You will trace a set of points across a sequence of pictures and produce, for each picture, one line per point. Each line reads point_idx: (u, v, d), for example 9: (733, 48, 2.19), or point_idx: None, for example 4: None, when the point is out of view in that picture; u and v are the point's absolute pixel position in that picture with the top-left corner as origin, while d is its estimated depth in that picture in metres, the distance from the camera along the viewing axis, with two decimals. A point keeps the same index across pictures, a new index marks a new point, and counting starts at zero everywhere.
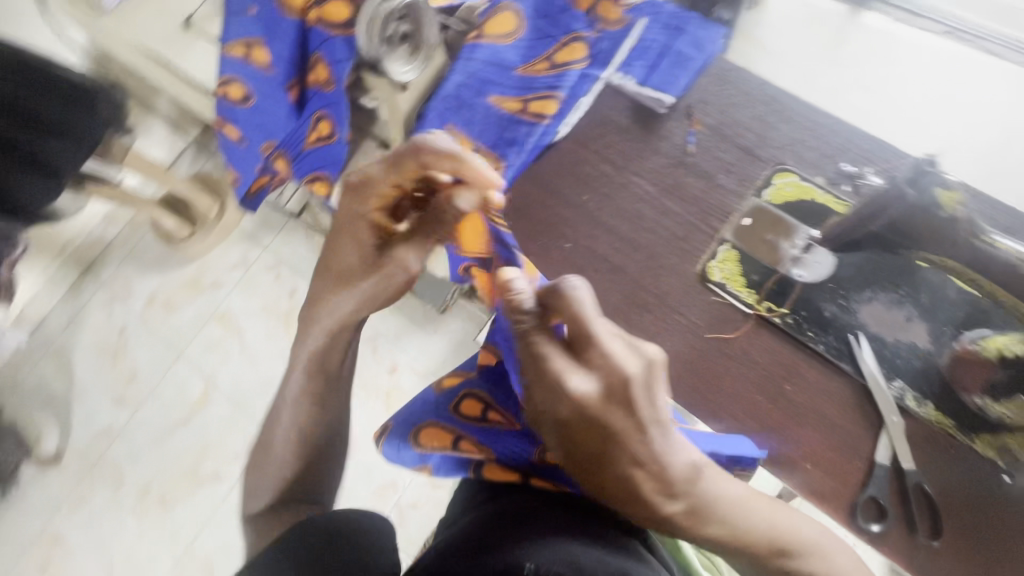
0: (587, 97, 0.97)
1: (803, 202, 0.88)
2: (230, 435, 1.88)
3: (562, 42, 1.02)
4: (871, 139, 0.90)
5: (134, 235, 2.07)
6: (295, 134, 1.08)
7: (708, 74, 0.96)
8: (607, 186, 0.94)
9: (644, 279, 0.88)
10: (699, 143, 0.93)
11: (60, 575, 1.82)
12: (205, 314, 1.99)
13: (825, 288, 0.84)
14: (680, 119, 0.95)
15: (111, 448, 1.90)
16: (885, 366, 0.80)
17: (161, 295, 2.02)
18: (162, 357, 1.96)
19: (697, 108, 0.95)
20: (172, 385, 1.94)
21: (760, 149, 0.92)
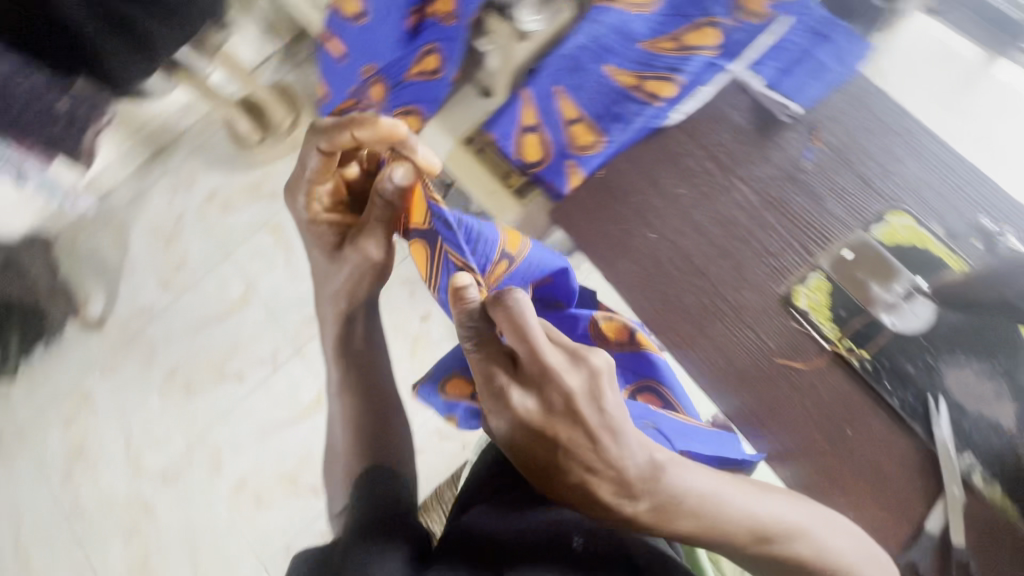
0: (710, 87, 0.91)
1: (914, 248, 0.81)
2: (259, 340, 1.93)
3: (696, 23, 0.96)
4: (1007, 198, 0.82)
5: (207, 129, 2.10)
6: (398, 62, 1.03)
7: (844, 90, 0.88)
8: (708, 185, 0.89)
9: (724, 288, 0.85)
10: (817, 162, 0.87)
11: (83, 428, 1.94)
12: (259, 222, 2.02)
13: (916, 343, 0.79)
14: (802, 132, 0.88)
15: (150, 326, 1.99)
16: (959, 439, 0.76)
17: (221, 193, 2.06)
18: (211, 253, 2.02)
19: (823, 124, 0.88)
20: (216, 281, 1.99)
21: (881, 183, 0.84)
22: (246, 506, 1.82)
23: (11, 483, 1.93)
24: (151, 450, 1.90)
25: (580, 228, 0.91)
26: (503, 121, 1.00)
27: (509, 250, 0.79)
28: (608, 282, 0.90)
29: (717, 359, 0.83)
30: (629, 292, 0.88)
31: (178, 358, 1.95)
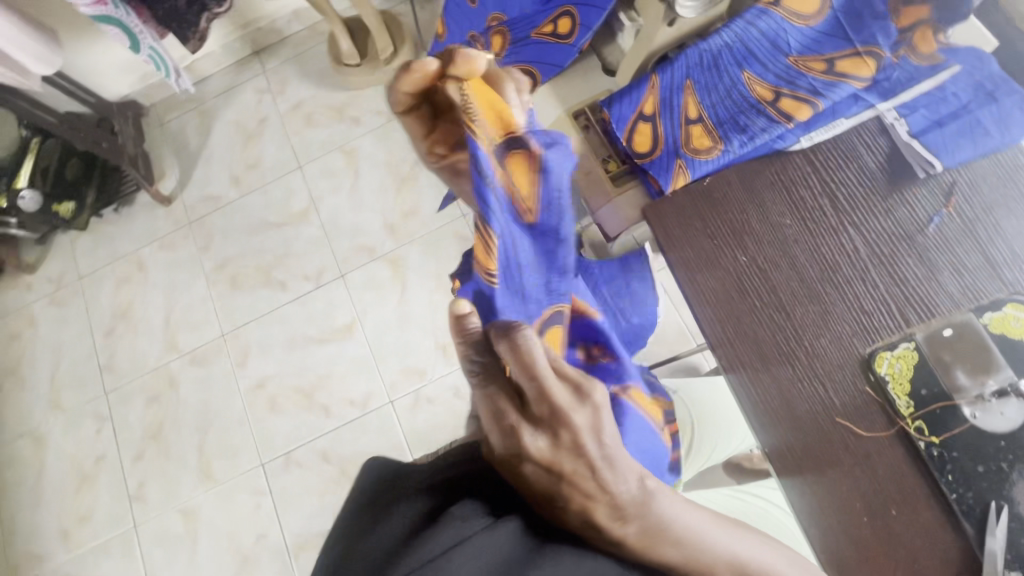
0: (847, 121, 0.86)
1: None
2: (309, 256, 1.98)
3: (855, 49, 0.91)
4: None
5: (309, 41, 2.13)
6: (528, 20, 1.12)
7: (993, 160, 0.81)
8: (816, 222, 0.84)
9: (804, 333, 0.81)
10: (941, 228, 0.81)
11: (132, 293, 2.06)
12: (335, 142, 2.05)
13: (994, 443, 0.72)
14: (934, 193, 0.81)
15: (212, 215, 2.07)
16: (1012, 553, 0.69)
17: (307, 106, 2.09)
18: (284, 161, 2.07)
19: (961, 190, 0.81)
20: (283, 189, 2.04)
21: (1006, 268, 0.77)
22: (259, 407, 1.89)
23: (60, 324, 2.07)
24: (187, 331, 1.99)
25: (671, 231, 0.87)
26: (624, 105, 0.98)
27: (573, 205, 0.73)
28: (683, 293, 0.87)
29: (776, 399, 0.80)
30: (701, 308, 0.85)
31: (231, 252, 2.03)
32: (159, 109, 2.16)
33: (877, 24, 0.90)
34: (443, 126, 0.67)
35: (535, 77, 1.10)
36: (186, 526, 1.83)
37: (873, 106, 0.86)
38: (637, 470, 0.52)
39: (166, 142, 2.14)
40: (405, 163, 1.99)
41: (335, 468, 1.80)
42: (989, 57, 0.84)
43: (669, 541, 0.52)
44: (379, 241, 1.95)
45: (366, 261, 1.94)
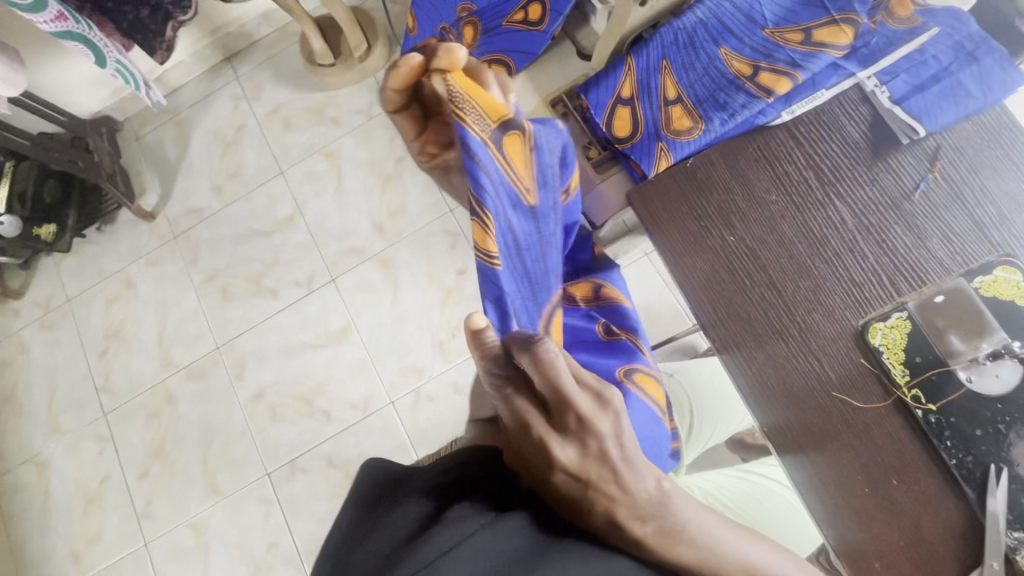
0: (828, 91, 0.86)
1: (1016, 306, 0.74)
2: (298, 262, 1.96)
3: (830, 18, 0.91)
4: None
5: (281, 43, 2.09)
6: (497, 9, 1.13)
7: (978, 120, 0.80)
8: (802, 197, 0.83)
9: (796, 309, 0.80)
10: (928, 194, 0.80)
11: (122, 312, 2.04)
12: (316, 145, 2.02)
13: (991, 405, 0.73)
14: (920, 158, 0.80)
15: (197, 227, 2.04)
16: (1014, 514, 0.70)
17: (284, 110, 2.06)
18: (265, 168, 2.04)
19: (947, 154, 0.80)
20: (266, 196, 2.02)
21: (995, 230, 0.77)
22: (260, 418, 1.88)
23: (53, 348, 2.05)
24: (181, 346, 1.98)
25: (658, 216, 0.86)
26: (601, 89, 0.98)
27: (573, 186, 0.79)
28: (672, 277, 0.86)
29: (771, 376, 0.79)
30: (691, 291, 0.84)
31: (219, 263, 2.00)
32: (133, 123, 2.12)
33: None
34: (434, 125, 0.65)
35: (511, 65, 1.12)
36: (196, 540, 1.84)
37: (853, 74, 0.86)
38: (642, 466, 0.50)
39: (143, 156, 2.10)
40: (388, 161, 1.96)
41: (341, 472, 1.80)
42: (966, 17, 0.85)
43: (683, 542, 0.50)
44: (368, 242, 1.93)
45: (356, 264, 1.92)
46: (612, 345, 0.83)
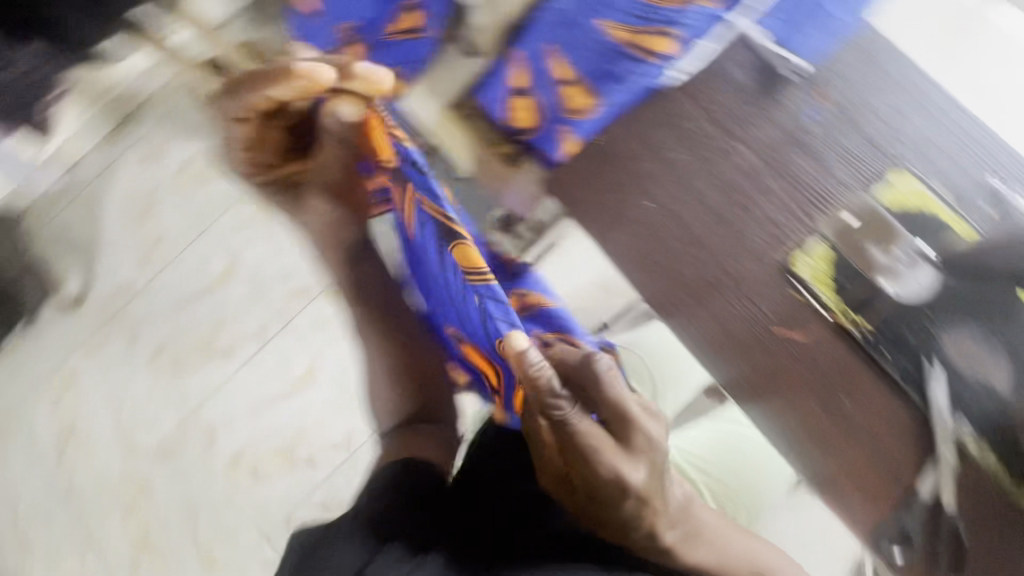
0: (710, 42, 0.85)
1: (919, 211, 0.78)
2: (247, 315, 1.85)
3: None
4: (1011, 154, 0.81)
5: (173, 94, 1.91)
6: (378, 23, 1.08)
7: (851, 46, 0.84)
8: (708, 149, 0.84)
9: (724, 259, 0.82)
10: (821, 123, 0.83)
11: (74, 412, 1.85)
12: (235, 192, 1.88)
13: (920, 313, 0.75)
14: (808, 90, 0.84)
15: (133, 304, 1.87)
16: (956, 404, 0.73)
17: (195, 163, 1.91)
18: (188, 228, 1.89)
19: (830, 82, 0.83)
20: (195, 257, 1.88)
21: (887, 143, 0.81)
22: (244, 481, 1.78)
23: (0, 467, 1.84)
24: (144, 429, 1.83)
25: (577, 200, 0.87)
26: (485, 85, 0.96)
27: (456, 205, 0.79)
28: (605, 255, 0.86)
29: (714, 330, 0.81)
30: (625, 263, 0.85)
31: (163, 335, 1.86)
32: (37, 210, 1.91)
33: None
34: None
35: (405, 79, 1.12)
36: None
37: (729, 22, 0.85)
38: None
39: (54, 243, 1.88)
40: None
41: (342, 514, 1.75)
42: None
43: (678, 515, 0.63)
44: (311, 278, 1.85)
45: (309, 301, 1.86)
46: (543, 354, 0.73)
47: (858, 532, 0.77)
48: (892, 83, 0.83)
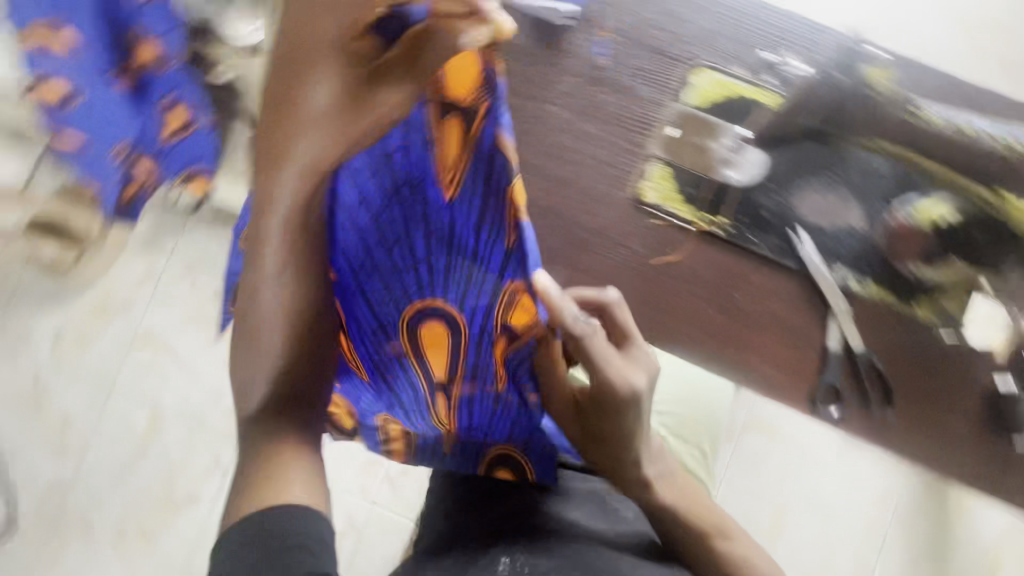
0: None
1: (728, 100, 0.79)
2: (198, 453, 1.40)
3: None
4: (782, 16, 0.82)
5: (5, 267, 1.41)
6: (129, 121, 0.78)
7: None
8: (523, 118, 0.77)
9: (577, 213, 0.76)
10: (613, 56, 0.79)
11: None
12: (124, 337, 1.41)
13: (763, 185, 0.77)
14: (586, 28, 0.80)
15: (76, 495, 1.34)
16: (826, 254, 0.76)
17: (68, 330, 1.40)
18: (89, 398, 1.38)
19: (603, 13, 0.80)
20: (115, 418, 1.37)
21: (672, 47, 0.80)
22: None
23: None
24: None
25: None
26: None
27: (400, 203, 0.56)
28: None
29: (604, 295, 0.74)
30: None
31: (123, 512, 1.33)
32: None
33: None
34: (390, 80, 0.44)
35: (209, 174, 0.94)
36: None
37: None
38: None
39: None
40: None
41: None
42: None
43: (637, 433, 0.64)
44: None
45: None
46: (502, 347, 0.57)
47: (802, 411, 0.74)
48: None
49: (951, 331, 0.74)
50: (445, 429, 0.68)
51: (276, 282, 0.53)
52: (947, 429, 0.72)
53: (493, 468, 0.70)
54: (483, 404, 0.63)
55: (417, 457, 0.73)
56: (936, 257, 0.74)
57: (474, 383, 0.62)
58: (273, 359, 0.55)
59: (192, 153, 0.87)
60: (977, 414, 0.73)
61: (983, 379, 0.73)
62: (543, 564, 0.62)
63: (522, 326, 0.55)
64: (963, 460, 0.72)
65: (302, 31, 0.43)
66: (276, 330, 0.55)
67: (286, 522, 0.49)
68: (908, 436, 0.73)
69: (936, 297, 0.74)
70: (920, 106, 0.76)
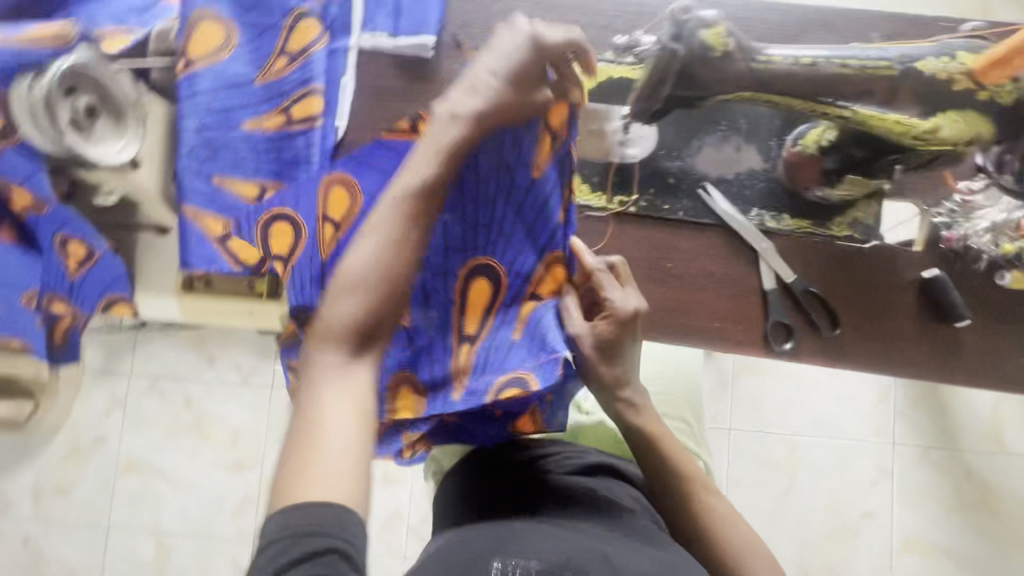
0: (348, 75, 0.79)
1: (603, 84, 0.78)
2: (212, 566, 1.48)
3: (286, 26, 0.78)
4: None
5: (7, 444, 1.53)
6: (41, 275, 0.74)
7: None
8: None
9: None
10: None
11: None
12: (110, 472, 1.52)
13: (660, 154, 0.78)
14: (452, 53, 0.80)
15: None
16: (739, 203, 0.78)
17: (45, 485, 1.52)
18: (90, 546, 1.50)
19: (464, 34, 0.80)
20: (121, 556, 1.49)
21: None
22: None
23: None
24: None
25: None
26: (193, 247, 0.77)
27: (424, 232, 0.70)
28: None
29: None
30: None
31: None
32: None
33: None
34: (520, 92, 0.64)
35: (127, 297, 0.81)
36: None
37: (350, 48, 0.79)
38: None
39: None
40: None
41: None
42: None
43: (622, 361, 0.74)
44: None
45: None
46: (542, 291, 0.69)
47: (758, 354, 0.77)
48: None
49: (871, 239, 0.76)
50: (462, 368, 0.67)
51: (413, 210, 0.59)
52: (890, 330, 0.75)
53: (505, 391, 0.63)
54: (513, 339, 0.66)
55: (422, 406, 0.67)
56: (835, 173, 0.71)
57: (505, 326, 0.68)
58: (386, 286, 0.57)
59: (105, 279, 0.78)
60: (914, 310, 0.75)
61: (911, 274, 0.75)
62: (536, 564, 0.59)
63: (554, 279, 0.69)
64: (912, 356, 0.75)
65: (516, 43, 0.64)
66: (394, 250, 0.58)
67: (331, 523, 0.47)
68: (857, 347, 0.75)
69: (846, 211, 0.76)
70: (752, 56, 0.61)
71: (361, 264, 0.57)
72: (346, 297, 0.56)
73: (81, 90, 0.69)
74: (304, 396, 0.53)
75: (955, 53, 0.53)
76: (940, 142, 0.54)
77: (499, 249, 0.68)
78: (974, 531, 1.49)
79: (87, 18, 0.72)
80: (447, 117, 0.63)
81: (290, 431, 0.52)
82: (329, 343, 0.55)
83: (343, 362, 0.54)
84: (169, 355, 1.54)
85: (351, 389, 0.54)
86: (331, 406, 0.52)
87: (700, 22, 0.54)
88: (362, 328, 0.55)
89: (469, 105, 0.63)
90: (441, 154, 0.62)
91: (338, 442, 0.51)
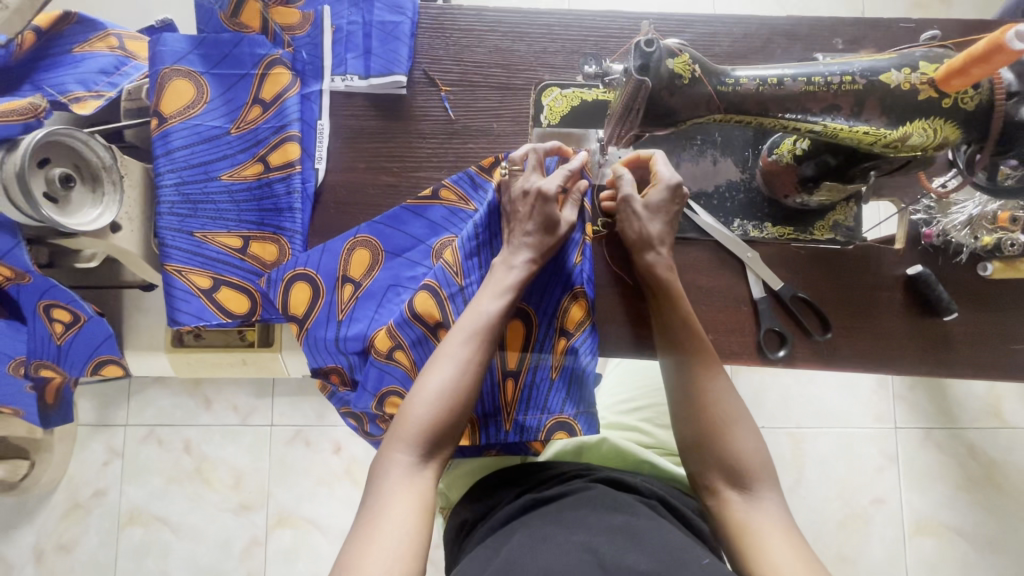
0: (324, 117, 0.80)
1: (577, 109, 0.78)
2: None
3: (257, 75, 0.77)
4: (602, 16, 0.81)
5: (7, 504, 1.50)
6: (33, 341, 0.74)
7: (425, 32, 0.81)
8: (405, 197, 0.80)
9: None
10: (461, 106, 0.81)
11: None
12: (112, 528, 1.49)
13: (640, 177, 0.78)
14: (425, 89, 0.81)
15: None
16: (722, 216, 0.77)
17: (47, 545, 1.49)
18: None
19: (437, 71, 0.81)
20: None
21: (512, 79, 0.81)
22: None
23: None
24: None
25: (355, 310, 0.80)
26: (179, 304, 0.74)
27: (453, 281, 0.73)
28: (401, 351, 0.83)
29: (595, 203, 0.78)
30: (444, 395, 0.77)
31: None
32: None
33: (241, 46, 0.77)
34: (545, 225, 0.70)
35: (118, 359, 0.78)
36: None
37: (321, 90, 0.79)
38: (404, 527, 0.57)
39: None
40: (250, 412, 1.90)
41: None
42: None
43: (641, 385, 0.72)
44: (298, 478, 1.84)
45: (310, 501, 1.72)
46: (573, 329, 0.75)
47: (755, 362, 0.77)
48: (482, 32, 0.81)
49: (854, 241, 0.77)
50: (509, 403, 0.75)
51: (484, 341, 0.66)
52: (881, 327, 0.76)
53: (553, 433, 0.74)
54: (551, 379, 0.75)
55: (478, 435, 0.74)
56: (813, 181, 0.70)
57: (539, 367, 0.75)
58: (457, 406, 0.64)
59: (93, 342, 0.76)
60: (904, 307, 0.76)
61: (897, 272, 0.77)
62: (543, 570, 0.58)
63: (575, 318, 0.75)
64: (905, 352, 0.76)
65: (535, 196, 0.70)
66: (464, 371, 0.64)
67: None
68: (851, 351, 0.76)
69: (827, 214, 0.77)
70: (731, 74, 0.56)
71: (437, 386, 0.64)
72: (420, 410, 0.63)
73: (53, 161, 0.64)
74: (374, 491, 0.60)
75: (916, 63, 0.54)
76: (909, 148, 0.56)
77: (535, 296, 0.75)
78: (983, 508, 1.50)
79: (56, 87, 0.72)
80: (506, 264, 0.70)
81: (357, 522, 0.59)
82: (401, 445, 0.62)
83: (410, 464, 0.62)
84: (165, 404, 1.52)
85: (414, 492, 0.60)
86: (396, 501, 0.59)
87: (664, 53, 0.54)
88: (432, 440, 0.63)
89: (521, 255, 0.70)
90: (507, 293, 0.68)
91: (395, 534, 0.56)
